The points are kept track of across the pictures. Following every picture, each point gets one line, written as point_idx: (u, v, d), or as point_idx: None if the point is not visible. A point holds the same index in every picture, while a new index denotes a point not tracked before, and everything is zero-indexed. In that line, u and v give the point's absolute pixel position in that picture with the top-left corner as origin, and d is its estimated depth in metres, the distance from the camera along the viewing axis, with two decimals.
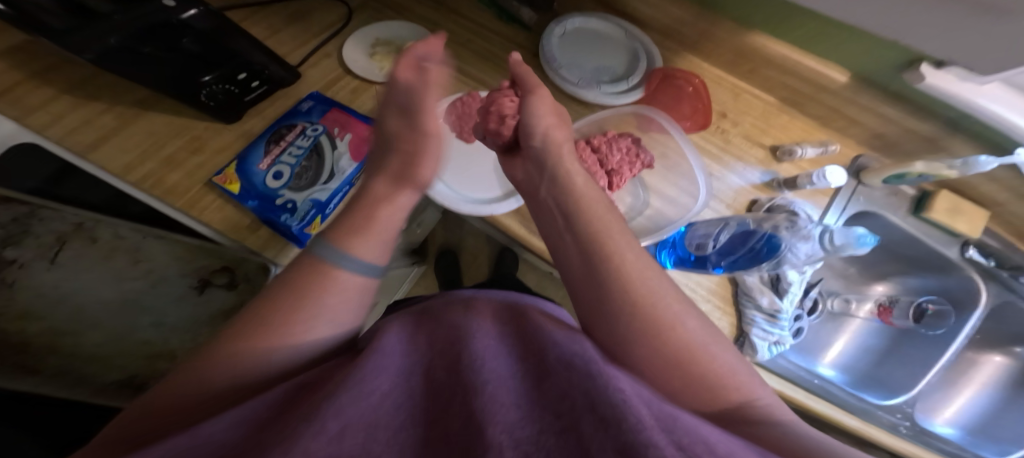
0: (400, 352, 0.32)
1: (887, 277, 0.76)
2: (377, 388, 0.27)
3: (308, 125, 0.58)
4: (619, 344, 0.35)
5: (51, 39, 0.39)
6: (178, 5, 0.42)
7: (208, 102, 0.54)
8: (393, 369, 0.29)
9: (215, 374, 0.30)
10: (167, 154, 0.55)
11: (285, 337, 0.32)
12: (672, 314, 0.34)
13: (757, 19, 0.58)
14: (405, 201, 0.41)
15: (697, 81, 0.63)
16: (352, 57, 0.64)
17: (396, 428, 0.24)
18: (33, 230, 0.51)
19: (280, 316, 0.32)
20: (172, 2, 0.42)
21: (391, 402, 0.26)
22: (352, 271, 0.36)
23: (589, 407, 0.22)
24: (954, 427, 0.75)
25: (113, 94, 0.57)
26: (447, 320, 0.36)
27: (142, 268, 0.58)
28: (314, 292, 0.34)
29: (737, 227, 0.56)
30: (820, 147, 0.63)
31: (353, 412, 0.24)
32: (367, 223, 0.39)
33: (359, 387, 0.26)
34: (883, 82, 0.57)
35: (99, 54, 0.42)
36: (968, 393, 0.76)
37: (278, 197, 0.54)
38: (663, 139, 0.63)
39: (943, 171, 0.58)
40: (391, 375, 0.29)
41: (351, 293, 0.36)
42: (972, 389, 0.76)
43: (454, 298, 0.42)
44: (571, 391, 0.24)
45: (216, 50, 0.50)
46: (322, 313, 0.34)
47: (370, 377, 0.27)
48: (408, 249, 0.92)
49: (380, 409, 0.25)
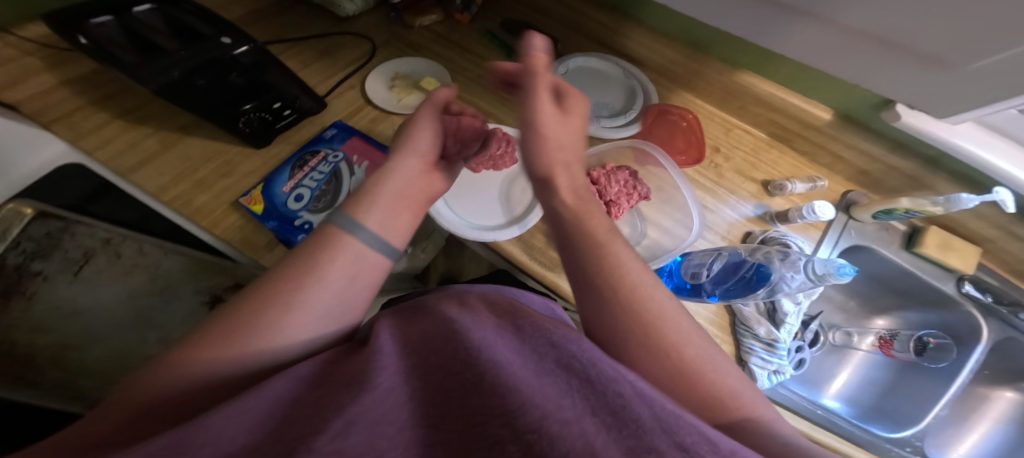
0: (397, 349, 0.34)
1: (887, 312, 0.76)
2: (383, 384, 0.29)
3: (330, 152, 0.62)
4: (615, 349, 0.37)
5: (122, 69, 0.48)
6: (232, 43, 0.55)
7: (244, 128, 0.57)
8: (394, 366, 0.31)
9: (219, 364, 0.32)
10: (200, 176, 0.59)
11: (288, 327, 0.35)
12: (670, 325, 0.37)
13: (745, 60, 0.63)
14: (418, 195, 0.45)
15: (690, 117, 0.67)
16: (373, 89, 0.69)
17: (401, 425, 0.27)
18: (63, 244, 0.60)
19: (291, 299, 0.35)
20: (227, 41, 0.55)
21: (393, 398, 0.28)
22: (363, 257, 0.39)
23: (595, 406, 0.25)
24: None
25: (156, 119, 0.61)
26: (443, 312, 0.38)
27: (158, 283, 0.63)
28: (325, 280, 0.37)
29: (729, 257, 0.58)
30: (809, 182, 0.65)
31: (362, 414, 0.25)
32: (373, 206, 0.42)
33: (369, 385, 0.28)
34: (866, 121, 0.61)
35: (163, 83, 0.50)
36: (980, 429, 0.75)
37: (297, 218, 0.57)
38: (659, 173, 0.66)
39: (928, 208, 0.59)
40: (394, 370, 0.31)
41: (346, 272, 0.38)
42: (984, 425, 0.75)
43: (447, 293, 0.45)
44: (578, 387, 0.27)
45: (259, 85, 0.58)
46: (328, 302, 0.37)
47: (375, 374, 0.29)
48: (409, 273, 0.94)
49: (385, 405, 0.27)
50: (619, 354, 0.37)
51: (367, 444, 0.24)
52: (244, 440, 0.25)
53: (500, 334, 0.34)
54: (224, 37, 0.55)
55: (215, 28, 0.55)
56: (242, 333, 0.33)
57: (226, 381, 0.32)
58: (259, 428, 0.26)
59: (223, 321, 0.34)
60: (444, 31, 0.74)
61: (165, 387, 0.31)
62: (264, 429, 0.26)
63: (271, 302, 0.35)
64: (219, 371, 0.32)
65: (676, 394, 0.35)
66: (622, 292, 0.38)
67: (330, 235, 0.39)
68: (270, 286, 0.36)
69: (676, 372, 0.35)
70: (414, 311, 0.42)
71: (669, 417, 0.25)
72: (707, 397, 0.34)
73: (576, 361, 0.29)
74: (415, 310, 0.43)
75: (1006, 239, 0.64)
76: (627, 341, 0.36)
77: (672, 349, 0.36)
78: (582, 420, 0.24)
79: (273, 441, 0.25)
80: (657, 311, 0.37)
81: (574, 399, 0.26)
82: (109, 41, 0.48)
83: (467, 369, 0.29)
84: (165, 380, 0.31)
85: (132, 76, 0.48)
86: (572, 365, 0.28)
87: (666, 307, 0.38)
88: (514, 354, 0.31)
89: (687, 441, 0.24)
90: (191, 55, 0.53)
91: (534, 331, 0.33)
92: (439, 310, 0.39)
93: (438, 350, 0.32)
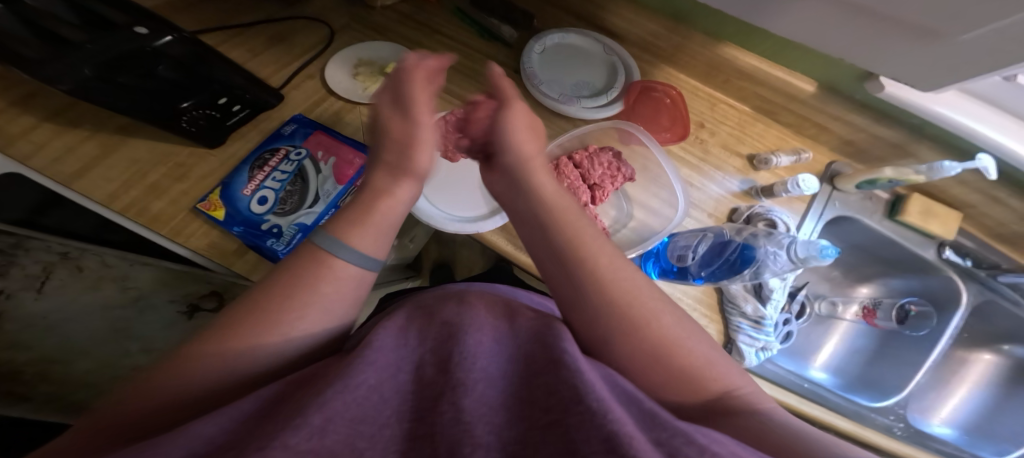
0: (386, 344, 0.32)
1: (871, 279, 0.77)
2: (364, 379, 0.27)
3: (291, 149, 0.59)
4: (594, 331, 0.36)
5: (22, 68, 0.43)
6: (151, 32, 0.47)
7: (188, 127, 0.54)
8: (381, 362, 0.29)
9: (206, 378, 0.30)
10: (151, 181, 0.55)
11: (273, 337, 0.33)
12: (655, 311, 0.36)
13: (727, 31, 0.60)
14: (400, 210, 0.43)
15: (675, 93, 0.65)
16: (336, 78, 0.65)
17: (383, 424, 0.26)
18: (18, 260, 0.55)
19: (278, 314, 0.33)
20: (144, 30, 0.46)
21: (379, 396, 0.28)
22: (354, 270, 0.37)
23: (575, 399, 0.25)
24: (952, 428, 0.76)
25: (93, 121, 0.56)
26: (439, 314, 0.37)
27: (130, 295, 0.62)
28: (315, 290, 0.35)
29: (714, 238, 0.58)
30: (793, 155, 0.65)
31: (339, 406, 0.25)
32: (362, 224, 0.40)
33: (345, 379, 0.26)
34: (848, 90, 0.59)
35: (76, 83, 0.45)
36: (961, 393, 0.78)
37: (263, 222, 0.55)
38: (643, 152, 0.64)
39: (911, 176, 0.60)
40: (378, 365, 0.29)
41: (343, 276, 0.37)
42: (965, 388, 0.78)
43: (446, 292, 0.44)
44: (559, 385, 0.27)
45: (195, 76, 0.52)
46: (326, 307, 0.36)
47: (358, 369, 0.28)
48: (398, 265, 0.93)
49: (366, 399, 0.26)
50: (602, 341, 0.36)
51: (344, 438, 0.24)
52: (222, 438, 0.23)
53: (492, 332, 0.34)
54: (139, 27, 0.45)
55: (128, 14, 0.45)
56: (230, 348, 0.31)
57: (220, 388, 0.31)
58: (241, 417, 0.25)
59: (209, 341, 0.32)
60: (409, 11, 0.70)
61: (152, 403, 0.29)
62: (246, 416, 0.25)
63: (275, 307, 0.34)
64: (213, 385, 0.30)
65: (665, 388, 0.34)
66: (601, 282, 0.37)
67: (320, 247, 0.37)
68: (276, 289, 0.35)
69: (656, 355, 0.35)
70: (415, 309, 0.40)
71: (650, 417, 0.25)
72: (687, 382, 0.34)
73: (564, 357, 0.29)
74: (413, 308, 0.41)
75: (988, 204, 0.64)
76: (605, 322, 0.36)
77: (658, 337, 0.35)
78: (564, 418, 0.24)
79: (247, 431, 0.24)
80: (642, 300, 0.37)
81: (558, 399, 0.26)
82: (0, 36, 0.39)
83: (456, 367, 0.29)
84: (153, 395, 0.29)
85: (35, 73, 0.43)
86: (559, 361, 0.28)
87: (658, 302, 0.37)
88: (505, 362, 0.31)
89: (666, 436, 0.23)
90: (104, 49, 0.44)
91: (524, 334, 0.34)
92: (438, 310, 0.38)
93: (432, 347, 0.32)
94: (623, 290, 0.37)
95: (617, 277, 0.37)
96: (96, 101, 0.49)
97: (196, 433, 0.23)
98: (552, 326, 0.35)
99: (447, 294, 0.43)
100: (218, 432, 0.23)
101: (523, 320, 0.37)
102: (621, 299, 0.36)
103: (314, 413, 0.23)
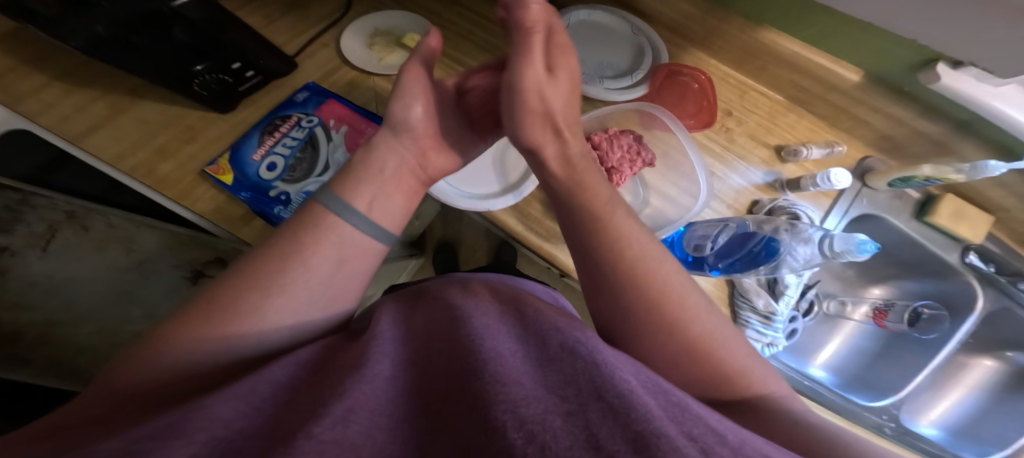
0: (396, 336, 0.34)
1: (885, 281, 0.75)
2: (380, 372, 0.28)
3: (303, 117, 0.57)
4: (626, 338, 0.36)
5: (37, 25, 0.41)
6: None
7: (201, 92, 0.53)
8: (389, 352, 0.30)
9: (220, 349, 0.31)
10: (161, 142, 0.54)
11: (291, 318, 0.34)
12: (690, 313, 0.35)
13: (768, 14, 0.57)
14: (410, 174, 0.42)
15: (703, 78, 0.62)
16: (352, 47, 0.62)
17: (396, 420, 0.25)
18: (24, 217, 0.53)
19: (276, 281, 0.33)
20: None
21: (388, 386, 0.27)
22: (353, 237, 0.37)
23: (596, 394, 0.23)
24: (938, 428, 0.75)
25: (106, 81, 0.55)
26: (445, 299, 0.38)
27: (135, 257, 0.61)
28: (312, 255, 0.35)
29: (736, 229, 0.55)
30: (825, 148, 0.62)
31: (358, 398, 0.24)
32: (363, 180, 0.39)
33: (363, 370, 0.27)
34: (899, 83, 0.55)
35: (88, 42, 0.43)
36: (952, 396, 0.75)
37: (271, 188, 0.53)
38: (665, 137, 0.62)
39: (949, 175, 0.56)
40: (389, 356, 0.30)
41: (339, 247, 0.36)
42: (958, 391, 0.75)
43: (450, 279, 0.44)
44: (578, 374, 0.25)
45: (208, 40, 0.49)
46: (319, 281, 0.35)
47: (372, 361, 0.28)
48: (404, 243, 0.91)
49: (381, 390, 0.26)
50: (636, 340, 0.35)
51: (361, 430, 0.22)
52: (240, 426, 0.22)
53: (502, 322, 0.33)
54: None
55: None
56: (246, 317, 0.32)
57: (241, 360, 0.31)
58: (257, 403, 0.25)
59: (220, 302, 0.32)
60: None
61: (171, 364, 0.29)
62: (261, 403, 0.25)
63: (283, 279, 0.33)
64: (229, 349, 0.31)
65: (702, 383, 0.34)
66: (630, 281, 0.35)
67: (312, 215, 0.37)
68: (259, 266, 0.34)
69: (695, 358, 0.34)
70: (419, 296, 0.42)
71: (677, 409, 0.23)
72: (727, 382, 0.34)
73: (581, 348, 0.27)
74: (416, 295, 0.42)
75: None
76: (635, 328, 0.35)
77: (698, 336, 0.34)
78: (585, 410, 0.22)
79: (266, 422, 0.23)
80: (666, 291, 0.35)
81: (576, 388, 0.24)
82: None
83: (468, 354, 0.28)
84: (170, 356, 0.30)
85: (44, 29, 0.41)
86: (577, 352, 0.27)
87: (694, 294, 0.36)
88: (515, 344, 0.30)
89: (695, 432, 0.22)
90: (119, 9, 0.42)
91: (537, 321, 0.33)
92: (441, 295, 0.39)
93: (439, 335, 0.32)
94: (655, 284, 0.35)
95: (655, 277, 0.35)
96: (108, 58, 0.47)
97: (213, 416, 0.22)
98: (559, 320, 0.33)
99: (451, 280, 0.43)
100: (234, 417, 0.23)
101: (537, 310, 0.35)
102: (653, 294, 0.35)
103: (335, 404, 0.23)
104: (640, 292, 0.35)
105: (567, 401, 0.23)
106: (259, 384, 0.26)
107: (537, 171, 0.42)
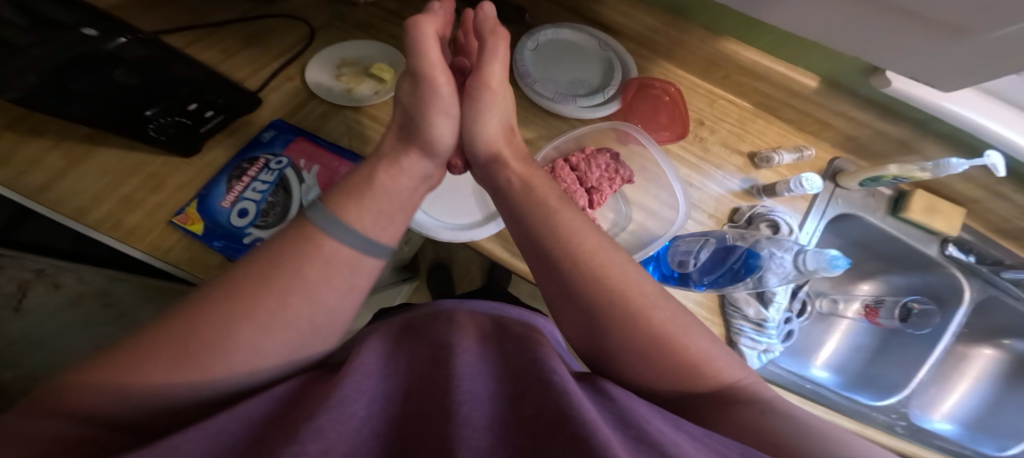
0: (380, 371, 0.32)
1: (872, 276, 0.76)
2: (357, 409, 0.27)
3: (271, 158, 0.57)
4: (614, 346, 0.36)
5: None
6: (100, 34, 0.40)
7: (157, 136, 0.51)
8: (371, 391, 0.29)
9: (183, 391, 0.29)
10: (126, 192, 0.53)
11: (263, 361, 0.32)
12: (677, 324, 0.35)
13: (726, 26, 0.58)
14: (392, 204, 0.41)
15: (673, 90, 0.63)
16: (316, 78, 0.62)
17: None
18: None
19: (247, 327, 0.31)
20: (92, 31, 0.39)
21: (366, 428, 0.26)
22: (334, 255, 0.36)
23: (563, 425, 0.24)
24: (953, 423, 0.76)
25: (59, 129, 0.53)
26: (431, 335, 0.38)
27: (113, 310, 0.64)
28: (290, 299, 0.33)
29: (716, 244, 0.56)
30: (795, 152, 0.63)
31: (333, 436, 0.23)
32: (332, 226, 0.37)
33: (341, 405, 0.26)
34: (851, 85, 0.57)
35: (26, 89, 0.41)
36: (961, 388, 0.77)
37: (245, 235, 0.53)
38: (640, 152, 0.62)
39: (915, 174, 0.58)
40: (370, 394, 0.29)
41: (324, 278, 0.35)
42: (967, 383, 0.77)
43: (437, 309, 0.43)
44: (547, 407, 0.26)
45: (159, 81, 0.47)
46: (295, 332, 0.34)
47: (350, 396, 0.27)
48: (394, 267, 0.90)
49: (358, 430, 0.25)
50: (625, 342, 0.35)
51: None
52: None
53: (482, 359, 0.34)
54: (87, 27, 0.39)
55: (78, 14, 0.38)
56: (214, 358, 0.30)
57: (203, 403, 0.30)
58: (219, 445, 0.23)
59: (180, 334, 0.30)
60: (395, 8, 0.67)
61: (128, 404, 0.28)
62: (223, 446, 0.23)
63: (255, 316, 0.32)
64: (198, 394, 0.30)
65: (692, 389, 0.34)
66: (607, 279, 0.37)
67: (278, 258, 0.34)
68: (219, 299, 0.32)
69: (682, 362, 0.34)
70: (406, 331, 0.41)
71: (644, 437, 0.24)
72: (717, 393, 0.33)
73: (554, 379, 0.28)
74: (405, 328, 0.41)
75: (991, 199, 0.62)
76: (624, 332, 0.35)
77: (685, 349, 0.34)
78: (550, 443, 0.23)
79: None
80: (642, 292, 0.36)
81: (544, 423, 0.25)
82: None
83: (446, 397, 0.28)
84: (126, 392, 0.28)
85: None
86: (549, 384, 0.28)
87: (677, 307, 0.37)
88: (493, 386, 0.30)
89: None
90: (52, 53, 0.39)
91: (519, 360, 0.33)
92: (428, 332, 0.39)
93: (423, 375, 0.32)
94: (630, 291, 0.36)
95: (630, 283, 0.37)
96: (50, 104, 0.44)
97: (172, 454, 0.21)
98: (541, 351, 0.34)
99: (438, 313, 0.42)
100: None
101: (519, 344, 0.36)
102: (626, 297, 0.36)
103: (310, 442, 0.22)
104: (623, 298, 0.36)
105: (536, 439, 0.24)
106: (228, 418, 0.25)
107: (514, 203, 0.42)
